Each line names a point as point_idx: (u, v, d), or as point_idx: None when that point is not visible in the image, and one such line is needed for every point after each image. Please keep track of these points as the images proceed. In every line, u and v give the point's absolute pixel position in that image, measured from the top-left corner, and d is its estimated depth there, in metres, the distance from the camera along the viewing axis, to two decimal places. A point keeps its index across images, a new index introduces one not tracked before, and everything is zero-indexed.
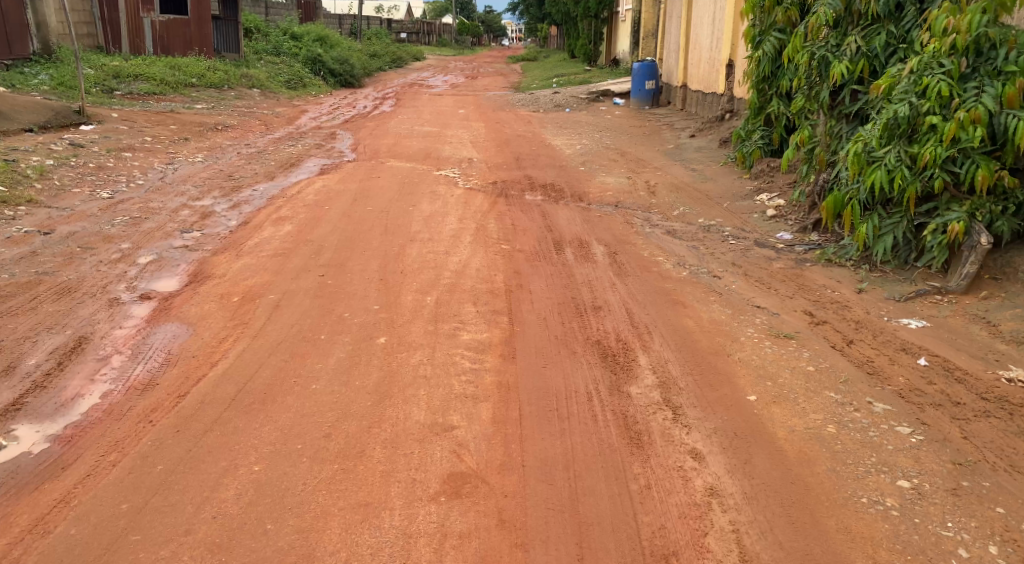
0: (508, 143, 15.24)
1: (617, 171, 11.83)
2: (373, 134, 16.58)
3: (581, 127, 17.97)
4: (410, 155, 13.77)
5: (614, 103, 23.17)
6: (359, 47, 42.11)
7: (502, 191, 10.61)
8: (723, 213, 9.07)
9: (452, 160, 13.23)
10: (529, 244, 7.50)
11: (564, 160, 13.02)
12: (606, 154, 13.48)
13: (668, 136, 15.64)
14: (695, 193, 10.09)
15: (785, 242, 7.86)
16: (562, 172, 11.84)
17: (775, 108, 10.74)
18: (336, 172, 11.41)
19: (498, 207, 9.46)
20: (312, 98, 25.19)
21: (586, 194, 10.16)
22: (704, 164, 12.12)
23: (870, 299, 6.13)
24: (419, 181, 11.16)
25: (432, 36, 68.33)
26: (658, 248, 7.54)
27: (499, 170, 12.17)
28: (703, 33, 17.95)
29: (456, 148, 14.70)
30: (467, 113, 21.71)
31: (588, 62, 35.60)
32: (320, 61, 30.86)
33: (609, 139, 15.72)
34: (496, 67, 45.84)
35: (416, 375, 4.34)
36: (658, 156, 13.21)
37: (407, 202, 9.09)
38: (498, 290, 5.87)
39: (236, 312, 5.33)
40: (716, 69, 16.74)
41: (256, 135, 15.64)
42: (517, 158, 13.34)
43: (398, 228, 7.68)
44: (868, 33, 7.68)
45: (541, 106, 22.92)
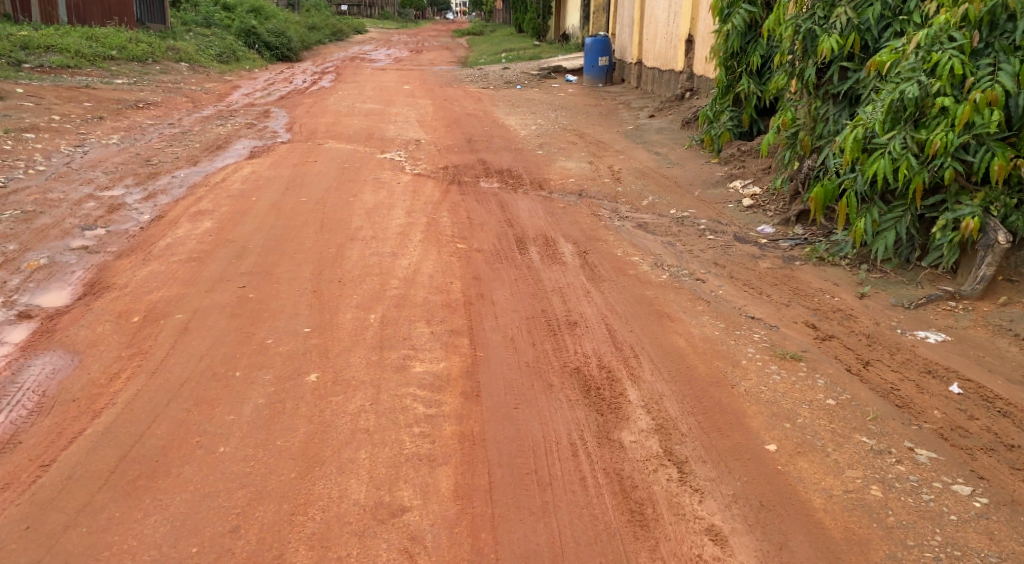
0: (457, 123, 14.32)
1: (576, 155, 11.02)
2: (310, 112, 15.54)
3: (533, 105, 17.14)
4: (351, 135, 12.79)
5: (565, 80, 22.34)
6: (297, 20, 40.53)
7: (454, 178, 9.75)
8: (698, 204, 8.30)
9: (397, 142, 12.30)
10: (487, 244, 6.65)
11: (518, 142, 12.18)
12: (563, 136, 12.67)
13: (626, 116, 14.89)
14: (661, 180, 9.34)
15: (768, 236, 7.11)
16: (516, 156, 11.00)
17: (745, 87, 9.98)
18: (267, 157, 10.40)
19: (450, 197, 8.59)
20: (246, 73, 23.90)
21: (544, 183, 9.35)
22: (668, 147, 11.37)
23: (875, 305, 5.39)
24: (362, 165, 10.22)
25: (373, 10, 66.74)
26: (630, 246, 6.76)
27: (450, 154, 11.29)
28: (658, 7, 17.17)
29: (401, 127, 13.75)
30: (412, 89, 20.66)
31: (537, 38, 34.67)
32: (253, 34, 29.51)
33: (565, 118, 14.90)
34: (440, 43, 44.76)
35: (355, 430, 3.49)
36: (617, 138, 12.47)
37: (348, 192, 8.16)
38: (455, 306, 5.01)
39: (134, 337, 4.36)
40: (674, 45, 15.99)
41: (182, 114, 14.60)
42: (467, 139, 12.46)
43: (336, 225, 6.76)
44: (858, 5, 6.92)
45: (490, 82, 22.01)
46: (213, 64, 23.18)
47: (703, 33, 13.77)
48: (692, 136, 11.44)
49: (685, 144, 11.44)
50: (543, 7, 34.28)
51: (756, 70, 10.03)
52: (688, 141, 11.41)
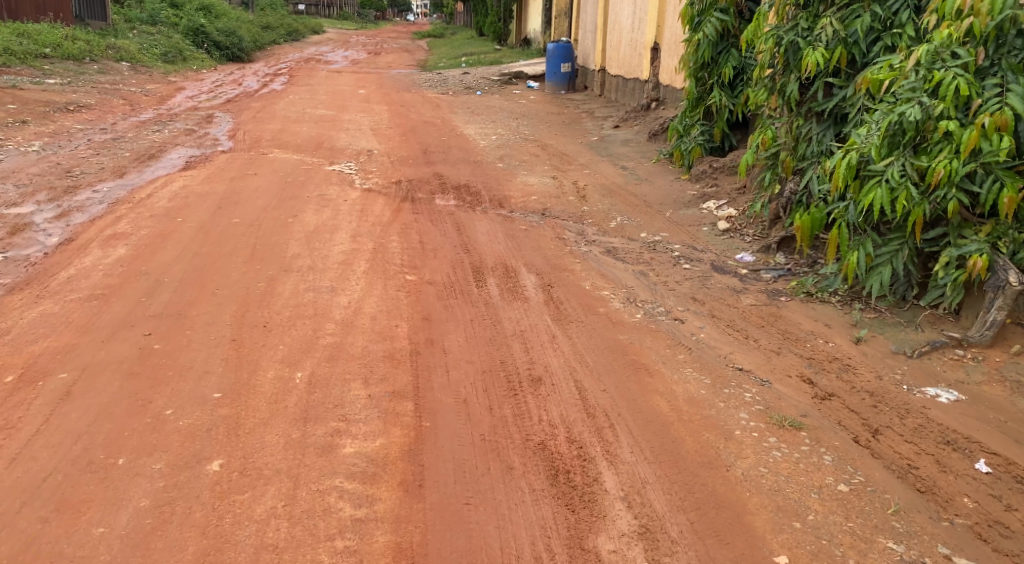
0: (414, 131, 13.65)
1: (539, 169, 10.40)
2: (256, 119, 14.83)
3: (494, 113, 16.49)
4: (299, 144, 12.08)
5: (528, 86, 21.71)
6: (252, 19, 39.60)
7: (407, 193, 9.05)
8: (672, 227, 7.63)
9: (348, 151, 11.60)
10: (440, 275, 5.94)
11: (477, 153, 11.53)
12: (524, 148, 12.04)
13: (591, 126, 14.30)
14: (628, 200, 8.64)
15: (748, 265, 6.46)
16: (474, 169, 10.35)
17: (717, 100, 9.35)
18: (202, 170, 9.70)
19: (401, 217, 7.88)
20: (194, 77, 23.16)
21: (504, 201, 8.70)
22: (636, 162, 10.75)
23: (874, 353, 4.75)
24: (308, 178, 9.49)
25: (332, 11, 65.80)
26: (600, 276, 6.08)
27: (403, 165, 10.60)
28: (622, 12, 16.58)
29: (353, 135, 13.06)
30: (368, 93, 19.93)
31: (498, 42, 33.99)
32: (202, 32, 29.10)
33: (527, 127, 14.27)
34: (399, 44, 44.09)
35: (258, 548, 2.94)
36: (582, 151, 11.87)
37: (288, 212, 7.44)
38: (400, 357, 4.31)
39: (2, 405, 3.62)
40: (639, 52, 15.40)
41: (117, 119, 14.23)
42: (423, 149, 11.79)
43: (269, 254, 6.04)
44: (845, 15, 6.23)
45: (449, 87, 21.32)
46: (157, 63, 23.52)
47: (670, 41, 13.20)
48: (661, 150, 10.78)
49: (653, 158, 10.79)
50: (504, 11, 33.63)
51: (729, 81, 9.40)
52: (656, 155, 10.75)
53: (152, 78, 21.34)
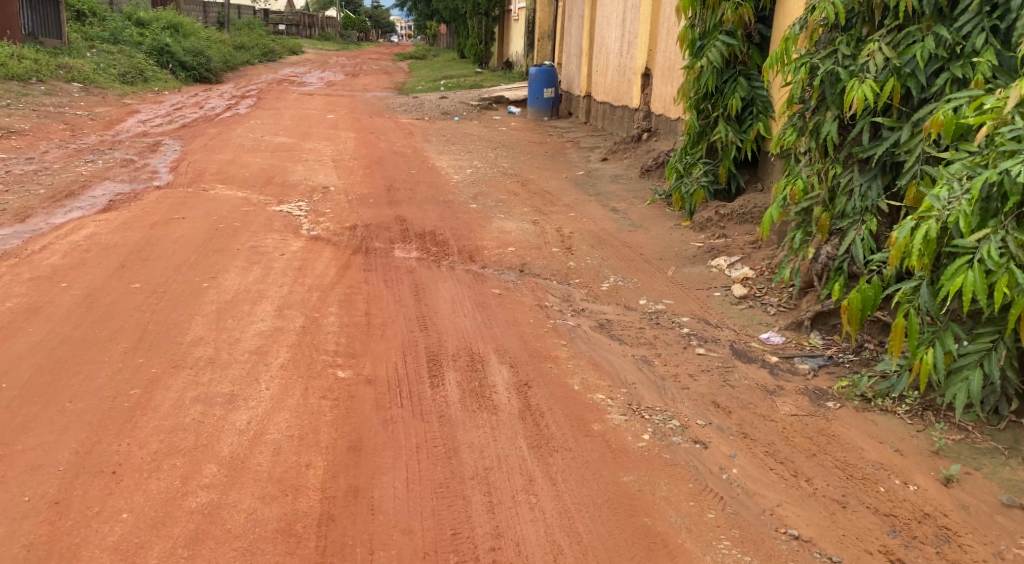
0: (380, 162, 12.42)
1: (517, 210, 9.12)
2: (207, 148, 13.68)
3: (471, 142, 15.24)
4: (246, 179, 10.85)
5: (508, 112, 20.48)
6: (224, 38, 38.66)
7: (362, 242, 7.75)
8: (678, 290, 6.24)
9: (302, 186, 10.33)
10: (381, 370, 4.55)
11: (448, 190, 10.27)
12: (501, 184, 10.76)
13: (576, 159, 13.04)
14: (621, 253, 7.27)
15: (776, 349, 5.07)
16: (441, 210, 9.07)
17: (722, 136, 8.01)
18: (122, 214, 8.49)
19: (348, 274, 6.54)
20: (152, 100, 22.22)
21: (474, 252, 7.38)
22: (628, 203, 9.46)
23: (977, 509, 3.38)
24: (246, 222, 8.19)
25: (314, 30, 64.93)
26: (591, 366, 4.70)
27: (362, 205, 9.31)
28: (610, 35, 15.35)
29: (310, 167, 11.82)
30: (336, 119, 18.72)
31: (479, 64, 32.80)
32: (168, 52, 28.60)
33: (506, 159, 13.00)
34: (380, 66, 43.02)
35: None
36: (565, 188, 10.60)
37: (207, 274, 6.11)
38: (297, 530, 3.09)
39: None
40: (628, 78, 14.16)
41: (51, 147, 13.73)
42: (387, 184, 10.53)
43: (163, 340, 4.72)
44: (898, 39, 4.81)
45: (425, 112, 20.09)
46: (115, 85, 23.08)
47: (663, 66, 11.96)
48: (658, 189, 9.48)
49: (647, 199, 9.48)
50: (485, 33, 32.47)
51: (735, 114, 8.04)
52: (652, 195, 9.46)
53: (106, 102, 20.36)
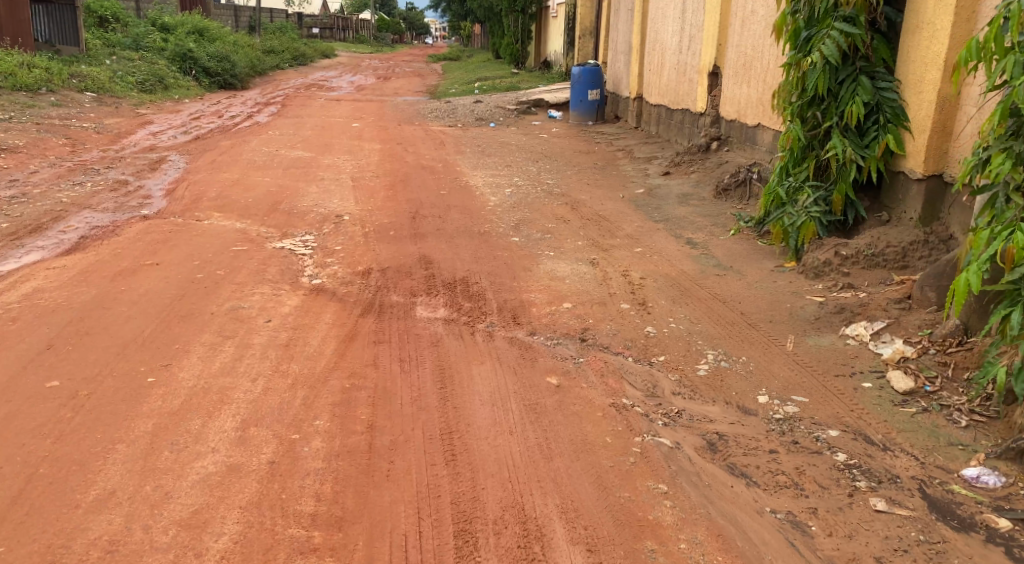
0: (406, 182, 10.80)
1: (569, 247, 7.43)
2: (213, 166, 12.17)
3: (509, 153, 13.58)
4: (249, 205, 9.27)
5: (549, 116, 18.81)
6: (253, 42, 37.38)
7: (377, 294, 6.11)
8: (808, 376, 4.48)
9: (311, 214, 8.73)
10: (382, 557, 3.00)
11: (485, 219, 8.61)
12: (547, 209, 9.08)
13: (632, 174, 11.32)
14: (714, 312, 5.53)
15: (995, 501, 3.33)
16: (476, 246, 7.41)
17: (835, 151, 6.25)
18: (86, 257, 6.93)
19: (352, 350, 4.90)
20: (170, 109, 20.88)
21: (520, 310, 5.72)
22: (707, 234, 7.76)
23: None
24: (235, 267, 6.59)
25: (348, 33, 63.87)
26: (715, 544, 3.10)
27: (381, 240, 7.68)
28: (665, 29, 13.68)
29: (325, 189, 10.26)
30: (361, 128, 17.13)
31: (515, 64, 31.18)
32: (191, 58, 27.37)
33: (551, 175, 11.31)
34: (413, 67, 41.61)
35: None
36: (625, 214, 8.89)
37: (158, 359, 4.52)
38: None
39: None
40: (689, 78, 12.45)
41: (42, 167, 12.32)
42: (412, 211, 8.89)
43: (51, 504, 3.14)
44: None
45: (459, 118, 18.48)
46: (131, 93, 21.75)
47: (736, 62, 10.37)
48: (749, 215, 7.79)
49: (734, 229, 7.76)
50: (522, 31, 30.70)
51: (855, 123, 6.28)
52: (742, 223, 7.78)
53: (118, 112, 18.99)
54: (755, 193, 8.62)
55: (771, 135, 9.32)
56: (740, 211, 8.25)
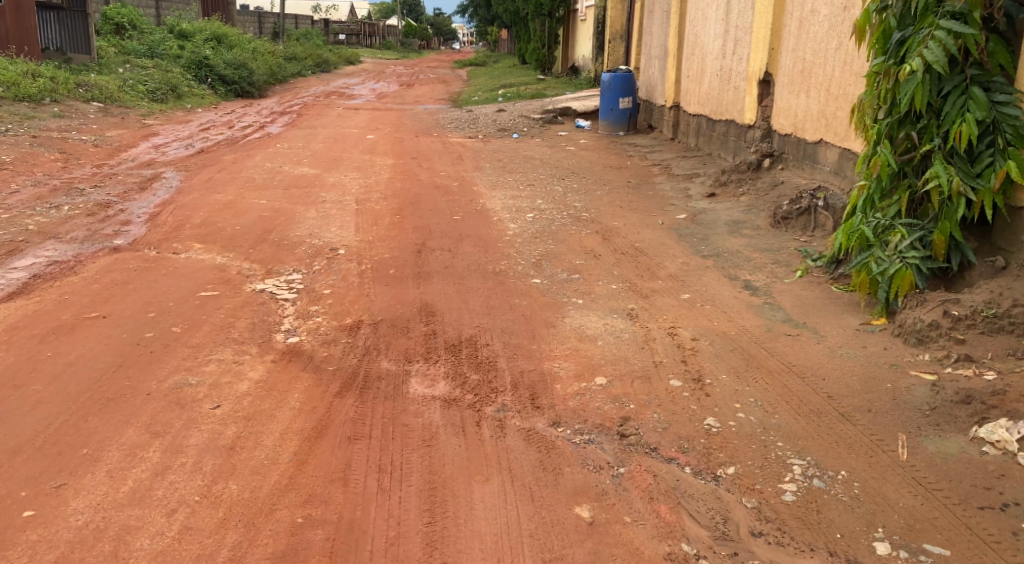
0: (416, 205, 9.65)
1: (602, 293, 6.22)
2: (209, 185, 11.06)
3: (534, 169, 12.38)
4: (235, 233, 8.13)
5: (576, 126, 17.63)
6: (274, 49, 36.53)
7: (365, 358, 4.94)
8: (943, 511, 3.34)
9: (303, 246, 7.58)
10: None
11: (501, 252, 7.43)
12: (575, 240, 7.89)
13: (671, 195, 10.09)
14: (794, 399, 4.30)
15: None
16: (490, 290, 6.25)
17: (941, 181, 5.06)
18: (23, 303, 5.78)
19: (318, 450, 3.73)
20: (179, 120, 19.86)
21: (539, 384, 4.53)
22: (769, 282, 6.49)
23: None
24: (197, 319, 5.43)
25: (373, 40, 63.11)
26: None
27: (379, 281, 6.53)
28: (705, 31, 12.51)
29: (324, 213, 9.12)
30: (376, 140, 16.02)
31: (542, 71, 30.10)
32: (207, 66, 26.43)
33: (579, 197, 10.10)
34: (436, 74, 40.61)
35: None
36: (665, 247, 7.67)
37: (50, 474, 3.41)
38: None
39: None
40: (734, 86, 11.25)
41: (25, 185, 11.24)
42: (418, 242, 7.73)
43: None
44: None
45: (480, 129, 17.32)
46: (141, 102, 20.78)
47: (792, 69, 9.42)
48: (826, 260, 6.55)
49: (802, 278, 6.50)
50: (548, 35, 29.47)
51: (964, 147, 5.10)
52: (818, 271, 6.54)
53: (123, 123, 17.99)
54: (821, 222, 7.48)
55: (837, 153, 8.31)
56: (807, 254, 6.92)
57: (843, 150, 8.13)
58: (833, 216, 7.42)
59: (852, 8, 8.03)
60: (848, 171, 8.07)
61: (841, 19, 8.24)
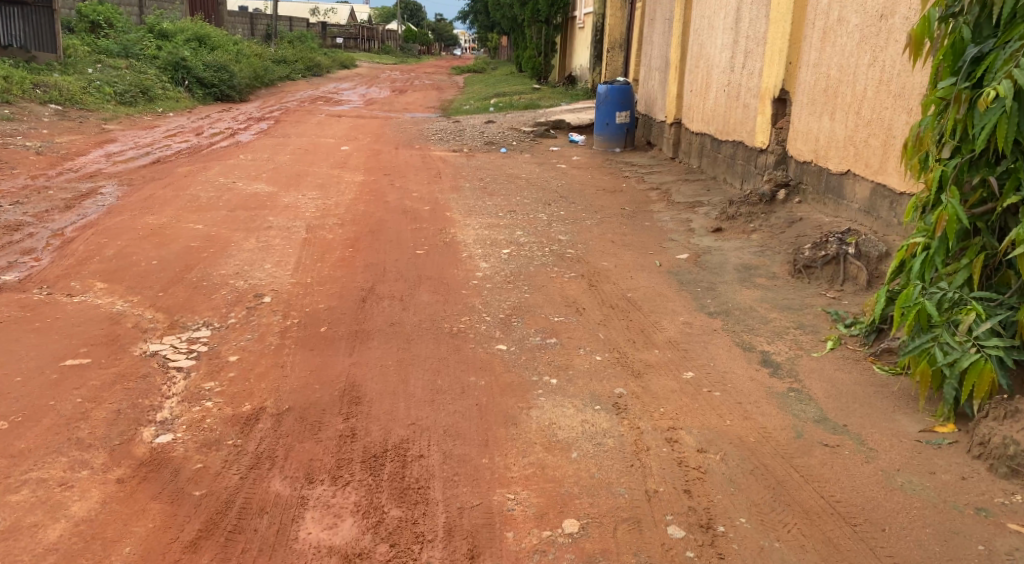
0: (376, 235, 8.34)
1: (582, 368, 4.90)
2: (147, 203, 9.72)
3: (518, 191, 11.09)
4: (150, 269, 6.79)
5: (569, 140, 16.35)
6: (263, 51, 35.13)
7: (250, 474, 3.63)
8: None
9: (224, 290, 6.24)
10: None
11: (464, 302, 6.10)
12: (555, 287, 6.59)
13: (671, 228, 8.82)
14: None
15: None
16: (440, 362, 4.92)
17: None
18: None
19: None
20: (145, 124, 18.49)
21: (483, 531, 3.29)
22: (793, 357, 5.17)
23: None
24: (40, 409, 4.05)
25: (371, 44, 61.84)
26: None
27: (303, 344, 5.20)
28: (711, 42, 11.22)
29: (266, 243, 7.78)
30: (350, 153, 14.70)
31: (537, 80, 28.84)
32: (185, 67, 25.04)
33: (565, 228, 8.81)
34: (431, 80, 39.31)
35: None
36: (664, 299, 6.37)
37: None
38: None
39: None
40: (743, 103, 9.97)
41: None
42: (366, 286, 6.40)
43: None
44: None
45: (465, 142, 16.02)
46: (105, 105, 19.40)
47: (813, 87, 8.13)
48: (862, 328, 5.28)
49: (833, 352, 5.19)
50: (545, 43, 28.15)
51: None
52: (851, 342, 5.27)
53: (80, 127, 16.62)
54: (851, 274, 6.26)
55: (868, 188, 7.04)
56: (838, 319, 5.64)
57: (877, 186, 6.88)
58: (867, 267, 6.18)
59: (890, 16, 6.74)
60: (882, 212, 6.79)
61: (876, 30, 6.96)
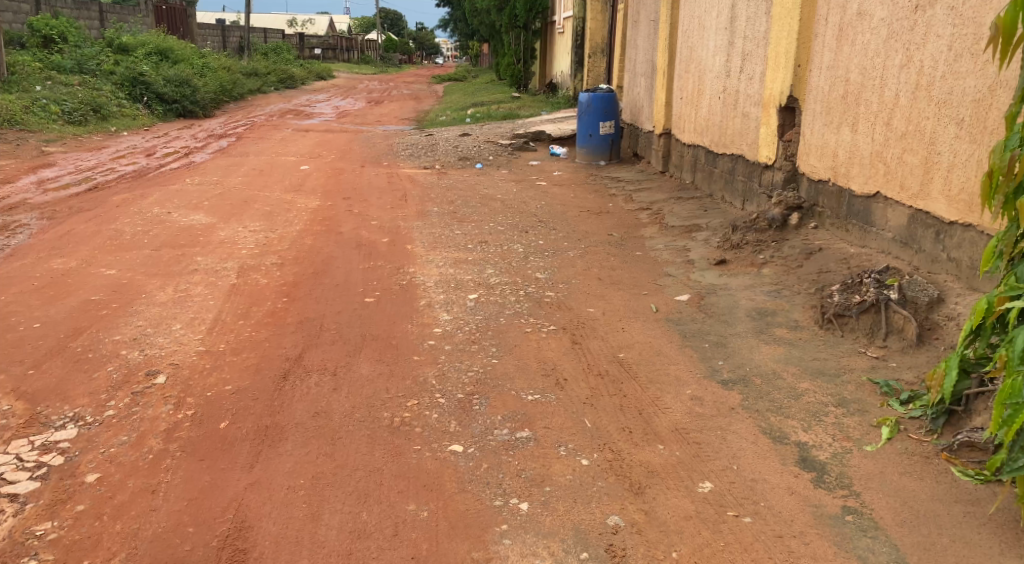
0: (320, 278, 7.06)
1: (562, 482, 3.66)
2: (60, 242, 8.38)
3: (492, 216, 9.85)
4: (26, 336, 5.47)
5: (550, 153, 15.11)
6: (233, 64, 33.73)
7: None
8: None
9: (110, 366, 4.94)
10: None
11: (414, 373, 4.82)
12: (529, 346, 5.33)
13: (666, 259, 7.58)
14: None
15: None
16: (370, 476, 3.69)
17: None
18: None
19: None
20: (92, 146, 17.12)
21: None
22: (841, 452, 3.91)
23: None
24: None
25: (351, 53, 60.48)
26: None
27: (191, 451, 3.91)
28: (703, 43, 10.00)
29: (183, 293, 6.48)
30: (310, 173, 13.41)
31: (516, 88, 27.35)
32: (143, 82, 23.66)
33: (542, 262, 7.56)
34: (410, 90, 37.90)
35: None
36: (664, 360, 5.12)
37: None
38: None
39: None
40: (743, 112, 8.74)
41: None
42: (291, 355, 5.11)
43: None
44: None
45: (438, 157, 14.76)
46: (51, 125, 18.01)
47: (828, 94, 6.92)
48: (927, 410, 4.05)
49: (892, 443, 3.94)
50: (524, 49, 26.80)
51: None
52: (913, 430, 4.02)
53: (17, 151, 15.23)
54: (896, 325, 5.02)
55: (905, 214, 5.82)
56: (890, 393, 4.40)
57: (917, 213, 5.67)
58: (916, 318, 4.94)
59: (927, 8, 5.54)
60: (925, 244, 5.58)
61: (908, 24, 5.75)
